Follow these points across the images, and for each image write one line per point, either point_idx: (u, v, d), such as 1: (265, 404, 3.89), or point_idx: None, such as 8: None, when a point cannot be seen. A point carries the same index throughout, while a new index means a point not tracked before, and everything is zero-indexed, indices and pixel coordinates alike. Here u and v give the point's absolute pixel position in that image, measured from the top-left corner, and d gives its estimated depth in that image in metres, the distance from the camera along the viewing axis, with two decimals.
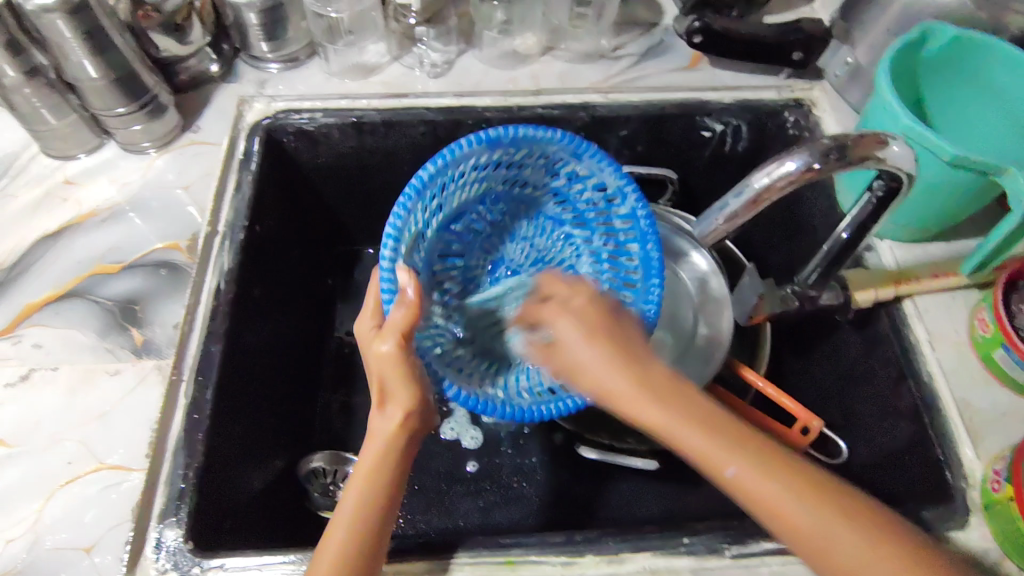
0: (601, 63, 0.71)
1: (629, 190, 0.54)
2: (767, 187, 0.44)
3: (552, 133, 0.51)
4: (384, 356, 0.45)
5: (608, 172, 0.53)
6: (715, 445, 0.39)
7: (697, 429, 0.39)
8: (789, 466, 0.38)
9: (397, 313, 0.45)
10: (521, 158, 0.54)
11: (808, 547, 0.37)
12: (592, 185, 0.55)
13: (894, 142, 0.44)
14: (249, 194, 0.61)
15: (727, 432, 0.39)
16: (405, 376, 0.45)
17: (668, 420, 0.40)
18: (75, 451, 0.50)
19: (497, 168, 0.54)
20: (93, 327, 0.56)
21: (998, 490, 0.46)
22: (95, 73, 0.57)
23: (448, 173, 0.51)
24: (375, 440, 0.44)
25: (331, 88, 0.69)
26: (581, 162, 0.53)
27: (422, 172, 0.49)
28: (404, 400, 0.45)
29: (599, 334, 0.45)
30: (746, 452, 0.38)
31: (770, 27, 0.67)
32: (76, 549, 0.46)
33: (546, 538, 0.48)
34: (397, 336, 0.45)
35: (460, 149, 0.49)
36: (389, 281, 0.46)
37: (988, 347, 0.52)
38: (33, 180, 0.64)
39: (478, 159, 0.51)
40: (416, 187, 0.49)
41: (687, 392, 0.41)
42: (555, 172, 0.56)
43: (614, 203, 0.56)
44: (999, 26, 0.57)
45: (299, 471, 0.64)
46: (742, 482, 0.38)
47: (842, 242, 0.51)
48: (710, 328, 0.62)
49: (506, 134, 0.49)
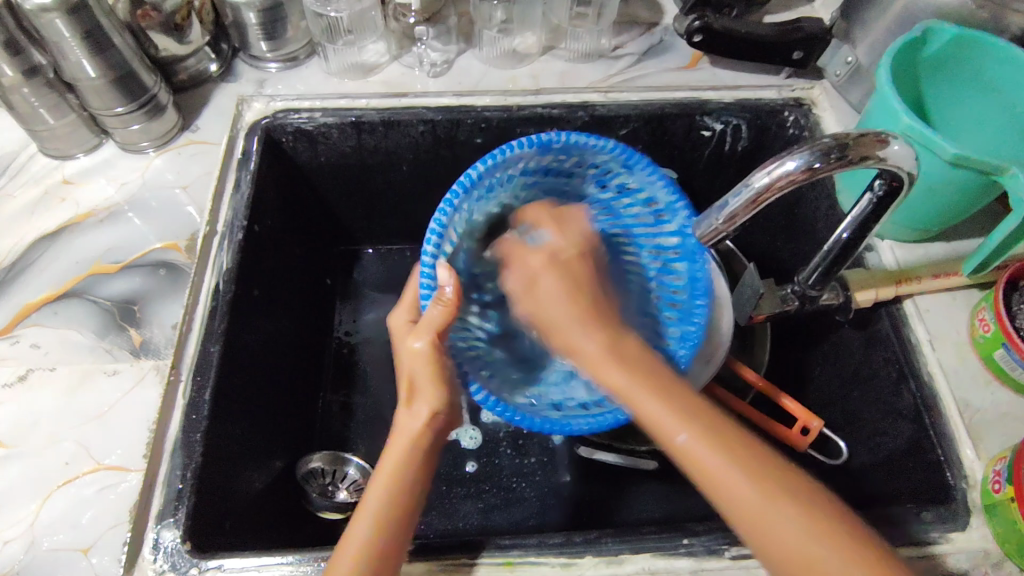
0: (601, 63, 0.71)
1: (680, 207, 0.54)
2: (767, 187, 0.43)
3: (601, 142, 0.52)
4: (417, 353, 0.46)
5: (658, 185, 0.54)
6: (671, 412, 0.40)
7: (653, 396, 0.41)
8: (745, 445, 0.39)
9: (434, 311, 0.46)
10: (569, 165, 0.56)
11: (754, 529, 0.37)
12: (641, 198, 0.57)
13: (894, 141, 0.44)
14: (248, 193, 0.61)
15: (684, 401, 0.41)
16: (434, 372, 0.46)
17: (630, 384, 0.42)
18: (73, 452, 0.50)
19: (545, 175, 0.58)
20: (91, 327, 0.56)
21: (998, 490, 0.46)
22: (94, 72, 0.56)
23: (497, 173, 0.53)
24: (401, 435, 0.45)
25: (331, 88, 0.68)
26: (631, 173, 0.55)
27: (472, 168, 0.51)
28: (434, 397, 0.46)
29: (580, 295, 0.50)
30: (699, 424, 0.39)
31: (769, 27, 0.66)
32: (74, 550, 0.46)
33: (544, 539, 0.47)
34: (431, 333, 0.46)
35: (512, 151, 0.51)
36: (429, 274, 0.48)
37: (988, 347, 0.52)
38: (31, 180, 0.64)
39: (526, 162, 0.54)
40: (468, 180, 0.51)
41: (652, 364, 0.44)
42: (606, 182, 0.58)
43: (662, 218, 0.56)
44: (999, 25, 0.57)
45: (298, 471, 0.64)
46: (692, 449, 0.39)
47: (842, 242, 0.51)
48: (708, 328, 0.61)
49: (557, 139, 0.52)
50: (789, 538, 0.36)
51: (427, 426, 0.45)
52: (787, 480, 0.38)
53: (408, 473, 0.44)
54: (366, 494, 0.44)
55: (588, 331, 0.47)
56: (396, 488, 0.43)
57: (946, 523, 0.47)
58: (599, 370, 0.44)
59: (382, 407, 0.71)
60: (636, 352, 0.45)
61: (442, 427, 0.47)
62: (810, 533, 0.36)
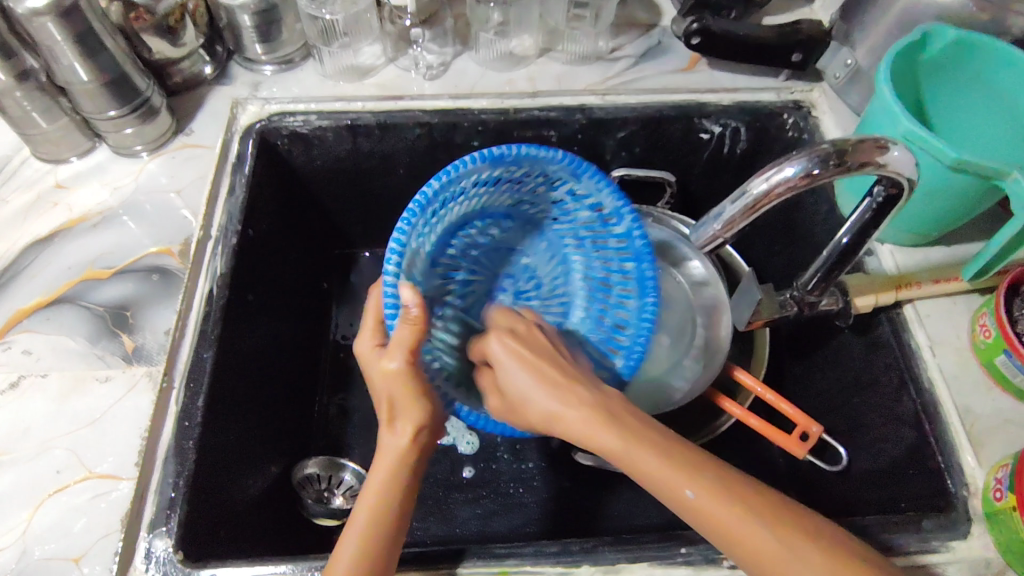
0: (600, 65, 0.70)
1: (628, 213, 0.51)
2: (765, 193, 0.43)
3: (553, 153, 0.48)
4: (393, 373, 0.44)
5: (607, 194, 0.51)
6: (671, 468, 0.40)
7: (654, 453, 0.41)
8: (747, 487, 0.39)
9: (403, 330, 0.43)
10: (522, 176, 0.52)
11: (767, 568, 0.37)
12: (589, 206, 0.54)
13: (894, 147, 0.44)
14: (243, 197, 0.61)
15: (683, 454, 0.41)
16: (413, 391, 0.44)
17: (628, 447, 0.41)
18: (65, 460, 0.50)
19: (496, 184, 0.52)
20: (83, 333, 0.56)
21: (1000, 499, 0.45)
22: (85, 76, 0.56)
23: (448, 190, 0.49)
24: (386, 456, 0.44)
25: (326, 91, 0.68)
26: (580, 181, 0.51)
27: (425, 187, 0.47)
28: (416, 418, 0.44)
29: (543, 367, 0.46)
30: (701, 476, 0.39)
31: (770, 29, 0.65)
32: (65, 560, 0.46)
33: (541, 548, 0.47)
34: (405, 352, 0.44)
35: (464, 167, 0.47)
36: (392, 296, 0.44)
37: (989, 353, 0.51)
38: (24, 184, 0.64)
39: (478, 175, 0.49)
40: (419, 202, 0.46)
41: (639, 419, 0.43)
42: (555, 189, 0.54)
43: (610, 222, 0.53)
44: (1001, 28, 0.57)
45: (293, 478, 0.64)
46: (702, 504, 0.39)
47: (841, 247, 0.50)
48: (708, 332, 0.62)
49: (508, 152, 0.47)
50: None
51: (413, 445, 0.44)
52: (791, 515, 0.38)
53: (396, 485, 0.43)
54: (352, 510, 0.43)
55: (568, 399, 0.44)
56: (383, 502, 0.43)
57: (947, 532, 0.47)
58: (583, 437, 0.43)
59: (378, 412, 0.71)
60: (623, 411, 0.43)
61: (426, 442, 0.45)
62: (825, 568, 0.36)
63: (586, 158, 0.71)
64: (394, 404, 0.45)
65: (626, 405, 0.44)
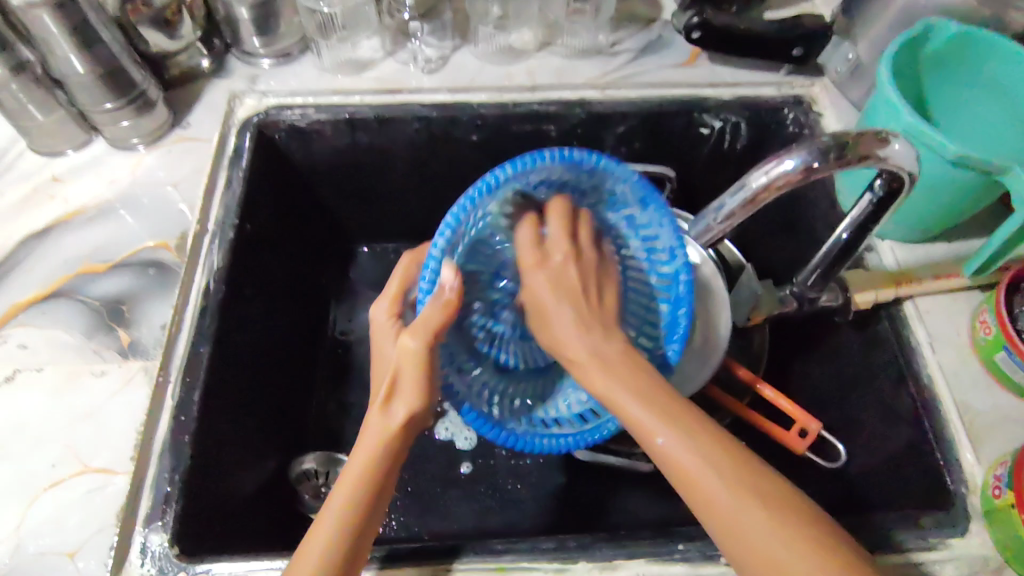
0: (599, 59, 0.70)
1: (681, 252, 0.51)
2: (764, 187, 0.42)
3: (626, 172, 0.48)
4: (410, 352, 0.43)
5: (666, 227, 0.51)
6: (650, 416, 0.41)
7: (635, 398, 0.42)
8: (718, 443, 0.39)
9: (431, 309, 0.44)
10: (586, 188, 0.52)
11: (715, 520, 0.37)
12: (643, 235, 0.53)
13: (895, 140, 0.43)
14: (239, 191, 0.60)
15: (668, 403, 0.41)
16: (423, 374, 0.43)
17: (614, 391, 0.42)
18: (60, 454, 0.49)
19: (561, 189, 0.51)
20: (78, 327, 0.55)
21: (999, 496, 0.45)
22: (82, 68, 0.55)
23: (519, 181, 0.47)
24: (372, 433, 0.43)
25: (323, 84, 0.67)
26: (643, 210, 0.51)
27: (497, 171, 0.45)
28: (414, 401, 0.43)
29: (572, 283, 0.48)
30: (677, 425, 0.40)
31: (771, 24, 0.65)
32: (60, 554, 0.45)
33: (537, 544, 0.46)
34: (426, 334, 0.43)
35: (542, 161, 0.45)
36: (431, 271, 0.45)
37: (989, 350, 0.51)
38: (21, 178, 0.63)
39: (547, 174, 0.48)
40: (488, 184, 0.45)
41: (631, 363, 0.44)
42: (614, 212, 0.54)
43: (659, 258, 0.53)
44: (1002, 22, 0.56)
45: (290, 473, 0.63)
46: (670, 452, 0.39)
47: (841, 243, 0.50)
48: (706, 330, 0.61)
49: (586, 159, 0.46)
50: (756, 542, 0.36)
51: (402, 430, 0.43)
52: (743, 470, 0.38)
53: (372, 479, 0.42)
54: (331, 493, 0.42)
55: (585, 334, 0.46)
56: (361, 497, 0.41)
57: (945, 529, 0.47)
58: (579, 367, 0.45)
59: None
60: (619, 356, 0.44)
61: (415, 429, 0.44)
62: (770, 530, 0.36)
63: None
64: (396, 382, 0.44)
65: (629, 351, 0.45)
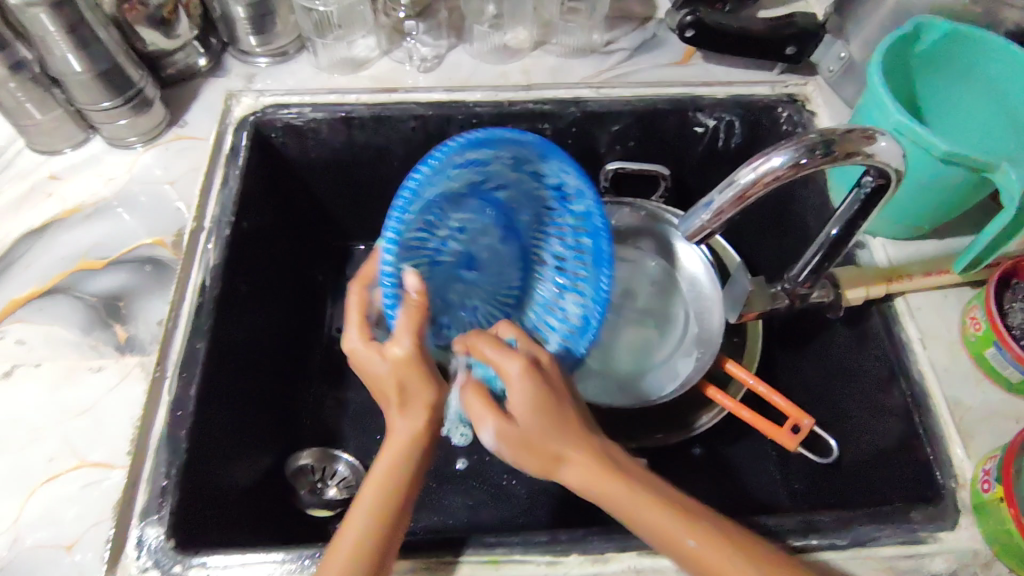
0: (594, 58, 0.70)
1: (590, 193, 0.55)
2: (753, 183, 0.42)
3: (529, 136, 0.49)
4: (405, 358, 0.45)
5: (571, 173, 0.54)
6: (676, 521, 0.41)
7: (657, 504, 0.42)
8: (735, 532, 0.41)
9: (404, 313, 0.45)
10: (498, 161, 0.52)
11: None
12: (551, 184, 0.56)
13: (881, 137, 0.43)
14: (236, 188, 0.61)
15: (684, 506, 0.42)
16: (423, 374, 0.46)
17: (632, 499, 0.42)
18: (58, 448, 0.50)
19: (474, 172, 0.51)
20: (75, 323, 0.56)
21: (988, 490, 0.45)
22: (79, 67, 0.56)
23: (436, 176, 0.48)
24: (397, 439, 0.45)
25: (320, 83, 0.68)
26: (547, 163, 0.53)
27: (414, 171, 0.46)
28: (428, 401, 0.46)
29: (550, 407, 0.44)
30: (702, 526, 0.41)
31: (762, 22, 0.65)
32: (57, 547, 0.46)
33: (530, 538, 0.47)
34: (412, 336, 0.45)
35: (450, 150, 0.46)
36: (391, 278, 0.45)
37: (978, 346, 0.52)
38: (18, 175, 0.64)
39: (461, 161, 0.48)
40: (410, 187, 0.46)
41: (625, 466, 0.44)
42: (521, 174, 0.55)
43: (570, 200, 0.56)
44: (994, 21, 0.57)
45: (287, 469, 0.64)
46: (703, 555, 0.40)
47: (831, 238, 0.50)
48: (701, 326, 0.65)
49: (492, 136, 0.47)
50: None
51: (425, 428, 0.45)
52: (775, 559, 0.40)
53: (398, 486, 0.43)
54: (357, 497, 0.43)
55: (576, 441, 0.44)
56: (383, 509, 0.42)
57: (934, 523, 0.47)
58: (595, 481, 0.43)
59: (374, 402, 0.71)
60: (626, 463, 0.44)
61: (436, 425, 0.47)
62: None
63: (581, 152, 0.71)
64: (405, 388, 0.45)
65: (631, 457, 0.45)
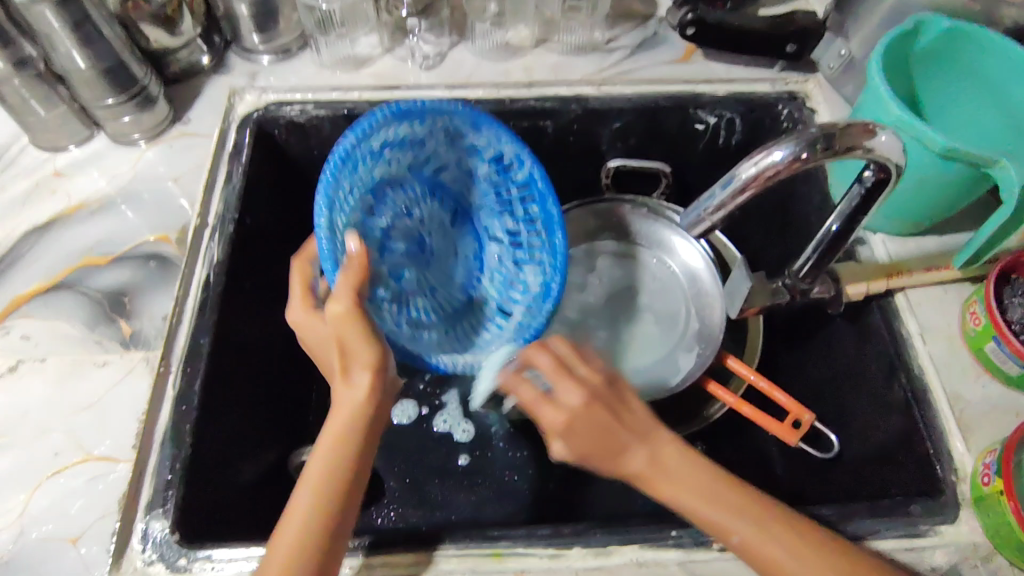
0: (595, 55, 0.71)
1: (528, 157, 0.58)
2: (754, 178, 0.43)
3: (455, 105, 0.53)
4: (341, 316, 0.43)
5: (505, 139, 0.57)
6: (723, 513, 0.43)
7: (706, 501, 0.44)
8: (783, 516, 0.43)
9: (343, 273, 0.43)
10: (427, 135, 0.54)
11: None
12: (489, 156, 0.58)
13: (881, 132, 0.44)
14: (239, 185, 0.61)
15: (730, 497, 0.44)
16: (363, 333, 0.43)
17: (683, 497, 0.44)
18: (63, 442, 0.50)
19: (404, 150, 0.54)
20: (80, 318, 0.56)
21: (988, 483, 0.46)
22: (84, 64, 0.56)
23: (364, 150, 0.49)
24: (342, 409, 0.45)
25: (323, 80, 0.68)
26: (480, 132, 0.56)
27: (341, 141, 0.47)
28: (368, 361, 0.44)
29: (601, 424, 0.45)
30: (747, 517, 0.43)
31: (763, 19, 0.65)
32: (64, 540, 0.46)
33: (533, 531, 0.47)
34: (352, 295, 0.43)
35: (376, 120, 0.48)
36: (329, 245, 0.44)
37: (979, 341, 0.52)
38: (23, 172, 0.64)
39: (388, 133, 0.50)
40: (340, 156, 0.47)
41: (682, 460, 0.46)
42: (458, 148, 0.57)
43: (512, 169, 0.59)
44: (993, 18, 0.58)
45: (288, 465, 0.63)
46: (750, 544, 0.42)
47: (831, 234, 0.51)
48: (701, 321, 0.65)
49: (415, 107, 0.50)
50: None
51: (367, 396, 0.45)
52: (816, 539, 0.42)
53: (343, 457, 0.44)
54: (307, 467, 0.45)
55: (630, 448, 0.45)
56: (326, 481, 0.43)
57: (935, 516, 0.47)
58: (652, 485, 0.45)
59: None
60: (677, 458, 0.45)
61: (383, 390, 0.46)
62: None
63: (582, 149, 0.71)
64: (346, 351, 0.44)
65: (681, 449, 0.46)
